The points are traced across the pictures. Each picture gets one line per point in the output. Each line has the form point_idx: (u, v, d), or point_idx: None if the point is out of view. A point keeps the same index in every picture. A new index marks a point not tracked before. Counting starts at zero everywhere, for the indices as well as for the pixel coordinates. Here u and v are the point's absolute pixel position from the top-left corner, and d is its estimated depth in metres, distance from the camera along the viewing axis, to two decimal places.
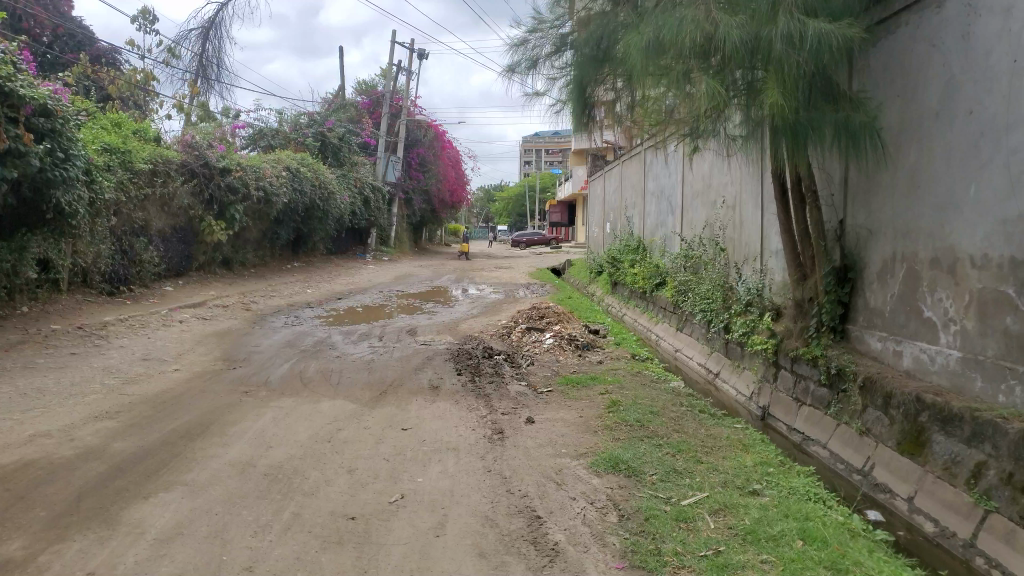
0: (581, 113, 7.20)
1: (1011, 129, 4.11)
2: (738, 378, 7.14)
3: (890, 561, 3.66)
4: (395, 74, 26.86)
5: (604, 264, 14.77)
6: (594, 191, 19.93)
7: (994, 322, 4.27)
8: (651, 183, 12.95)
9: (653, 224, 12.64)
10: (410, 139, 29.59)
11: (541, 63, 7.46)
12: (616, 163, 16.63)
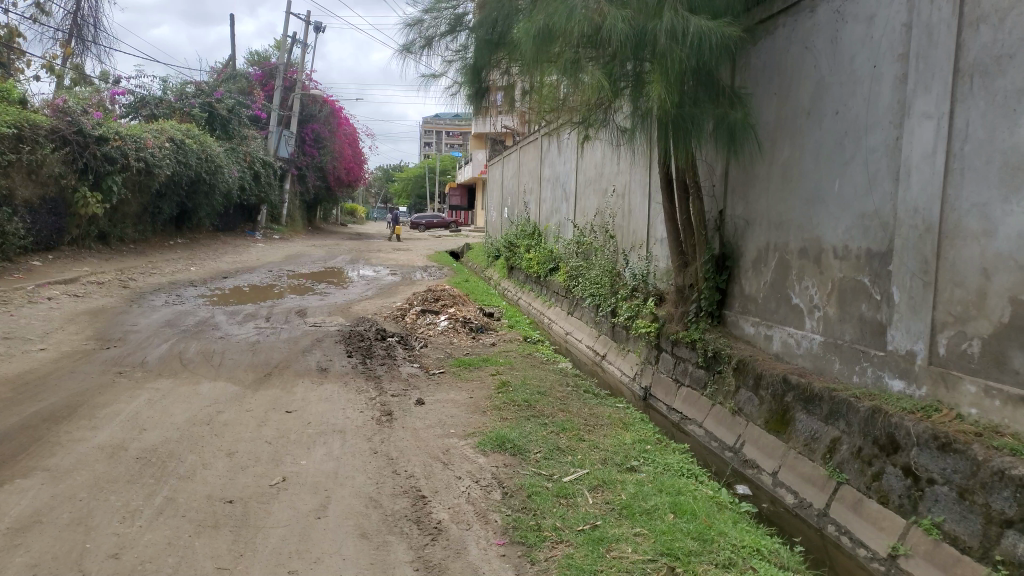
0: (474, 97, 7.39)
1: (870, 130, 4.59)
2: (623, 360, 7.42)
3: (752, 531, 3.91)
4: (291, 48, 25.99)
5: (501, 248, 14.92)
6: (492, 174, 19.99)
7: (851, 309, 4.77)
8: (547, 170, 13.17)
9: (548, 210, 12.84)
10: (304, 114, 28.75)
11: (435, 43, 7.39)
12: (514, 149, 16.81)
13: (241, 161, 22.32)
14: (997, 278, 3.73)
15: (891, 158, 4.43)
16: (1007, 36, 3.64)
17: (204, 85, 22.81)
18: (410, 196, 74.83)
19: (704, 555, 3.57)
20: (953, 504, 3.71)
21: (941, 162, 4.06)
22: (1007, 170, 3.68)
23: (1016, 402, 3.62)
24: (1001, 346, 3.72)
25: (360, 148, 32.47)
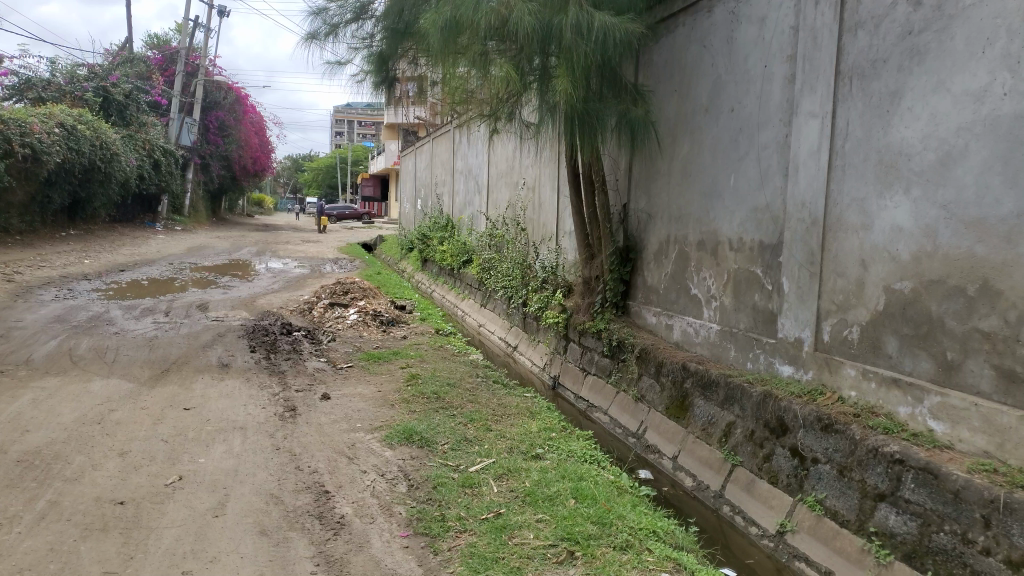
0: (382, 86, 7.39)
1: (762, 127, 4.95)
2: (533, 351, 7.56)
3: (650, 513, 4.07)
4: (192, 31, 24.94)
5: (414, 240, 14.84)
6: (405, 166, 19.82)
7: (745, 299, 5.10)
8: (459, 162, 13.19)
9: (461, 202, 12.85)
10: (208, 101, 27.59)
11: (341, 32, 7.26)
12: (426, 140, 16.70)
13: (140, 149, 21.33)
14: (874, 269, 4.17)
15: (780, 154, 4.80)
16: (881, 43, 4.08)
17: (96, 68, 21.58)
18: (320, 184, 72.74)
19: (603, 538, 3.70)
20: (833, 481, 4.09)
21: (825, 159, 4.45)
22: (881, 167, 4.12)
23: (889, 384, 4.05)
24: (877, 332, 4.16)
25: (266, 137, 31.62)
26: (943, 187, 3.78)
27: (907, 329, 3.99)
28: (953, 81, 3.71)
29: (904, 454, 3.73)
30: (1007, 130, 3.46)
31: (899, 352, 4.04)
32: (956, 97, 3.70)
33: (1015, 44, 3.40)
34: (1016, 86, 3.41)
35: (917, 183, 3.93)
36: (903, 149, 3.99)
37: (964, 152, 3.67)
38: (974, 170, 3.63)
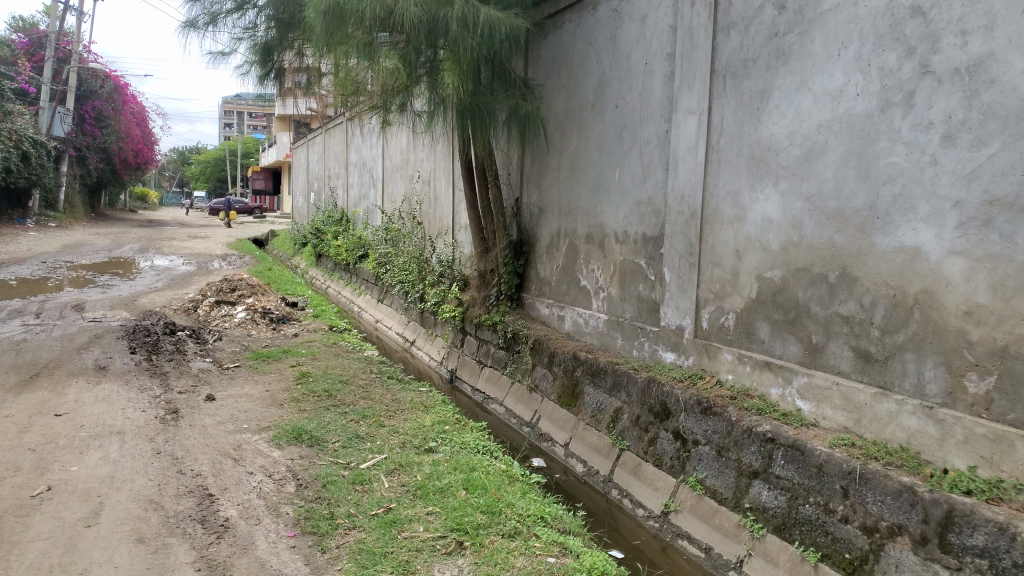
0: (269, 77, 7.41)
1: (645, 123, 5.17)
2: (430, 345, 7.64)
3: (540, 500, 4.18)
4: (65, 14, 23.28)
5: (308, 235, 14.55)
6: (299, 158, 19.36)
7: (631, 289, 5.37)
8: (354, 155, 13.02)
9: (356, 196, 12.71)
10: (85, 89, 25.89)
11: (221, 20, 7.06)
12: (320, 132, 16.36)
13: (5, 140, 19.77)
14: (748, 259, 4.50)
15: (662, 149, 5.03)
16: (751, 43, 4.40)
17: None
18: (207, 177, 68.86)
19: (492, 527, 3.78)
20: (712, 461, 4.38)
21: (702, 153, 4.72)
22: (753, 162, 4.44)
23: (762, 367, 4.41)
24: (751, 319, 4.51)
25: (150, 128, 30.16)
26: (807, 180, 4.15)
27: (777, 315, 4.35)
28: (815, 81, 4.08)
29: (774, 434, 4.07)
30: (861, 127, 3.87)
31: (770, 337, 4.40)
32: (817, 96, 4.08)
33: (865, 48, 3.82)
34: (866, 87, 3.84)
35: (785, 176, 4.27)
36: (771, 145, 4.33)
37: (824, 148, 4.06)
38: (832, 165, 4.02)
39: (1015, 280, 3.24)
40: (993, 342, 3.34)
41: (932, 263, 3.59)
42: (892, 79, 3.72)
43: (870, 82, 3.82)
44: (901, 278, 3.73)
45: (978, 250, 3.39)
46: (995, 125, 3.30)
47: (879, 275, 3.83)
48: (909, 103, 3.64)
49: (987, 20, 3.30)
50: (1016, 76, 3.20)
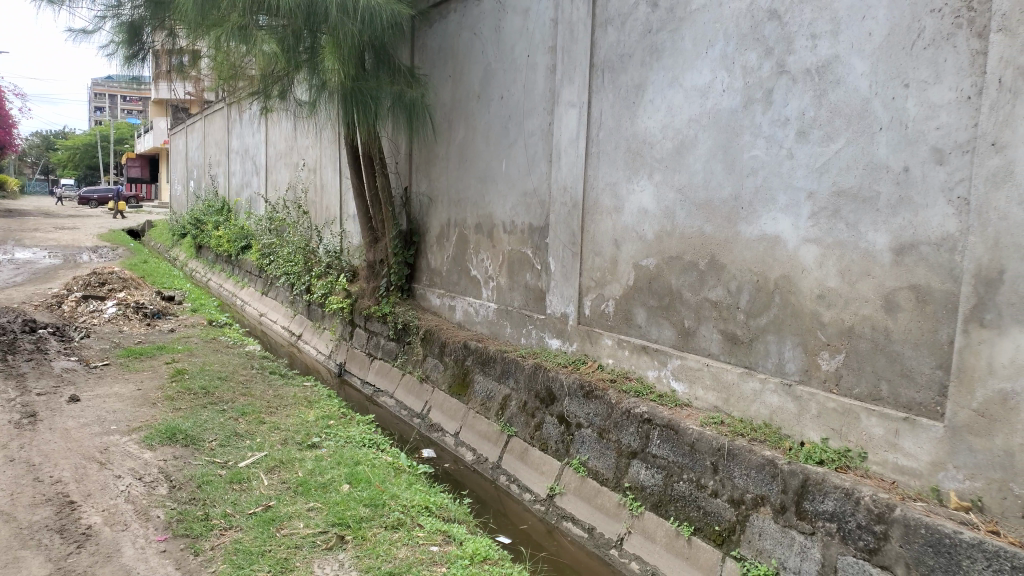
0: (136, 59, 7.04)
1: (529, 115, 5.35)
2: (318, 339, 7.64)
3: (425, 490, 4.22)
4: None
5: (187, 226, 13.94)
6: (176, 144, 18.49)
7: (519, 278, 5.53)
8: (235, 142, 12.58)
9: (238, 184, 12.32)
10: None
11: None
12: (198, 119, 15.67)
13: None
14: (625, 247, 4.73)
15: (545, 141, 5.20)
16: (626, 39, 4.64)
17: None
18: (78, 165, 64.09)
19: (374, 520, 3.75)
20: (594, 443, 4.55)
21: (583, 146, 4.92)
22: (629, 155, 4.69)
23: (639, 351, 4.65)
24: (628, 306, 4.74)
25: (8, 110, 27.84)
26: (678, 172, 4.42)
27: (653, 301, 4.60)
28: (685, 77, 4.36)
29: (651, 414, 4.28)
30: (726, 121, 4.19)
31: (646, 322, 4.65)
32: (687, 92, 4.36)
33: (730, 47, 4.16)
34: (731, 84, 4.17)
35: (658, 168, 4.52)
36: (646, 138, 4.58)
37: (694, 142, 4.34)
38: (701, 157, 4.32)
39: (859, 266, 3.71)
40: (842, 322, 3.79)
41: (790, 249, 3.98)
42: (753, 77, 4.08)
43: (734, 79, 4.15)
44: (763, 265, 4.09)
45: (828, 237, 3.82)
46: (841, 123, 3.75)
47: (744, 262, 4.16)
48: (768, 100, 4.02)
49: (833, 26, 3.75)
50: (858, 78, 3.68)
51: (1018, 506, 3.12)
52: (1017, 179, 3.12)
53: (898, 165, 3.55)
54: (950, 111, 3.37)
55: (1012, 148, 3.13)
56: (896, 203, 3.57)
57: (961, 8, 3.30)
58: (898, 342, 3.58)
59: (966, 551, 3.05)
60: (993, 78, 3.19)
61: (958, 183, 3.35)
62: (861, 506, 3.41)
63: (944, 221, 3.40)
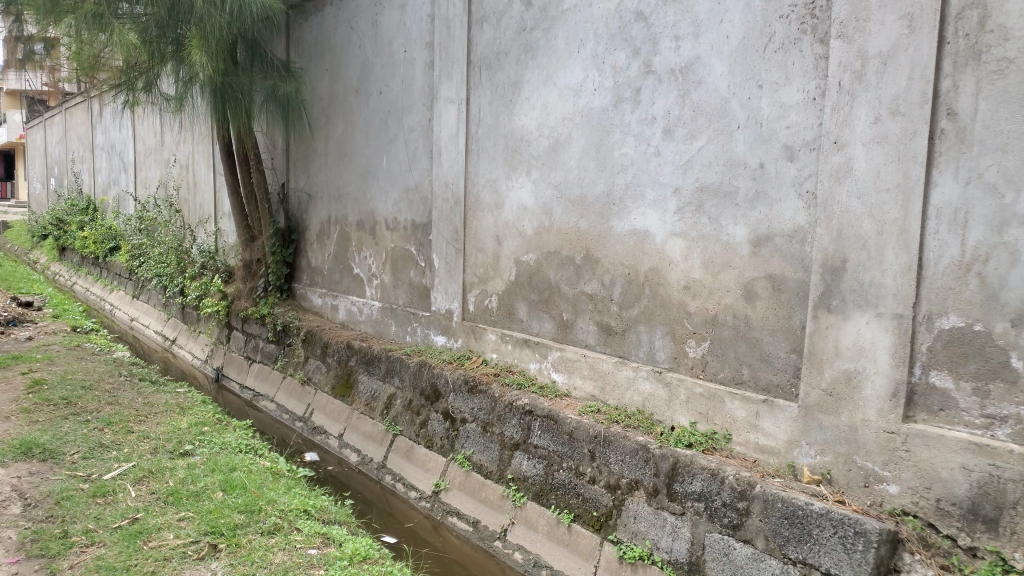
0: None
1: (408, 111, 5.50)
2: (194, 343, 7.54)
3: (304, 494, 4.15)
4: None
5: (47, 227, 13.07)
6: (34, 138, 17.25)
7: (403, 275, 5.67)
8: (99, 137, 11.90)
9: (104, 182, 11.64)
10: None
11: None
12: (57, 111, 14.69)
13: None
14: (506, 243, 4.88)
15: (426, 137, 5.34)
16: (501, 36, 4.78)
17: None
18: None
19: (250, 526, 3.65)
20: (478, 437, 4.63)
21: (463, 142, 5.04)
22: (507, 151, 4.81)
23: (522, 345, 4.79)
24: (511, 301, 4.89)
25: None
26: (554, 169, 4.58)
27: (533, 295, 4.77)
28: (559, 76, 4.50)
29: (532, 406, 4.38)
30: (598, 120, 4.36)
31: (528, 316, 4.81)
32: (560, 90, 4.51)
33: (600, 47, 4.31)
34: (601, 83, 4.32)
35: (535, 166, 4.67)
36: (522, 136, 4.72)
37: (568, 140, 4.49)
38: (575, 155, 4.47)
39: (721, 257, 3.94)
40: (707, 312, 4.01)
41: (658, 243, 4.17)
42: (622, 76, 4.24)
43: (604, 78, 4.30)
44: (634, 258, 4.27)
45: (693, 231, 4.03)
46: (703, 122, 3.96)
47: (616, 256, 4.34)
48: (636, 99, 4.19)
49: (694, 28, 3.96)
50: (717, 79, 3.90)
51: (860, 477, 3.50)
52: (855, 175, 3.49)
53: (755, 161, 3.81)
54: (799, 111, 3.67)
55: (850, 146, 3.50)
56: (753, 198, 3.82)
57: (806, 15, 3.61)
58: (757, 329, 3.84)
59: (817, 521, 3.31)
60: (834, 82, 3.53)
61: (806, 178, 3.66)
62: (726, 486, 3.61)
63: (795, 214, 3.70)
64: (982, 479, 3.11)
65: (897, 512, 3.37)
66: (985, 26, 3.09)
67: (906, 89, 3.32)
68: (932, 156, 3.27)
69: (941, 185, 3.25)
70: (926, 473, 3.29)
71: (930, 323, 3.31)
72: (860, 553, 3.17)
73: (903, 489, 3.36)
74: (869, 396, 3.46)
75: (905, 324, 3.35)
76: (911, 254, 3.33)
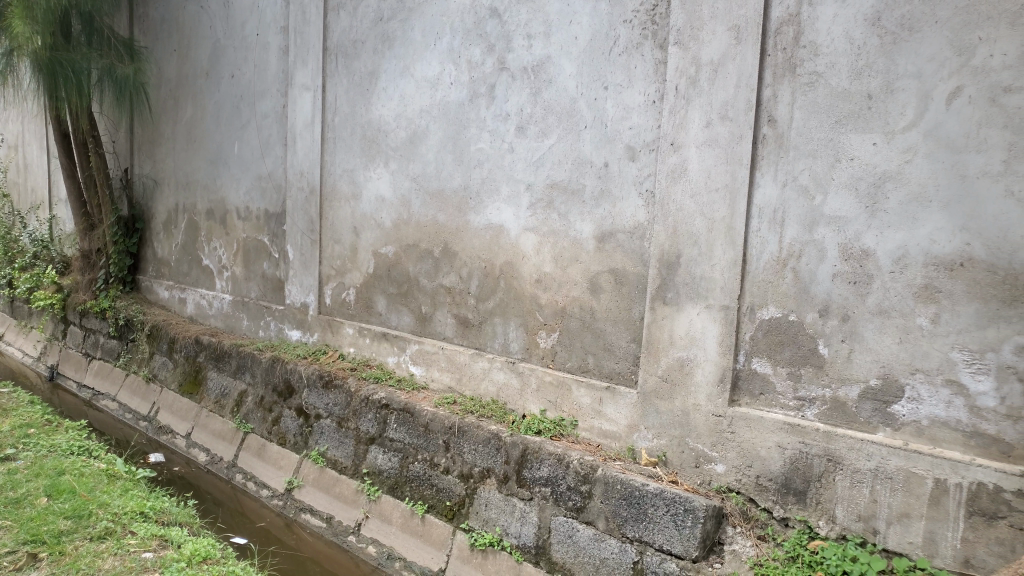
0: None
1: (261, 96, 5.50)
2: (25, 341, 7.23)
3: (142, 495, 3.96)
4: None
5: None
6: None
7: (255, 267, 5.63)
8: None
9: None
10: None
11: None
12: None
13: None
14: (364, 235, 4.90)
15: (280, 123, 5.34)
16: (359, 25, 4.80)
17: None
18: None
19: (77, 532, 3.43)
20: (333, 433, 4.61)
21: (318, 131, 5.07)
22: (365, 142, 4.85)
23: (380, 338, 4.79)
24: (369, 294, 4.92)
25: None
26: (412, 162, 4.62)
27: (391, 289, 4.80)
28: (415, 68, 4.56)
29: (388, 400, 4.38)
30: (454, 113, 4.42)
31: (386, 310, 4.84)
32: (418, 82, 4.57)
33: (456, 42, 4.38)
34: (457, 77, 4.39)
35: (393, 157, 4.71)
36: (380, 126, 4.76)
37: (425, 132, 4.55)
38: (432, 148, 4.52)
39: (569, 252, 4.08)
40: (556, 304, 4.15)
41: (512, 238, 4.27)
42: (477, 72, 4.31)
43: (460, 73, 4.37)
44: (490, 252, 4.35)
45: (544, 226, 4.15)
46: (554, 120, 4.08)
47: (473, 250, 4.41)
48: (491, 95, 4.27)
49: (545, 27, 4.07)
50: (566, 79, 4.03)
51: (691, 458, 3.72)
52: (689, 176, 3.72)
53: (600, 160, 3.97)
54: (640, 113, 3.85)
55: (685, 148, 3.72)
56: (598, 195, 3.98)
57: (647, 21, 3.80)
58: (601, 320, 4.02)
59: (652, 500, 3.52)
60: (671, 87, 3.74)
61: (646, 178, 3.85)
62: (570, 470, 3.76)
63: (636, 212, 3.89)
64: (794, 455, 3.44)
65: (723, 489, 3.63)
66: (799, 42, 3.44)
67: (734, 96, 3.58)
68: (756, 159, 3.58)
69: (763, 186, 3.57)
70: (748, 452, 3.57)
71: (752, 314, 3.61)
72: (689, 529, 3.40)
73: (729, 468, 3.61)
74: (700, 382, 3.70)
75: (731, 315, 3.62)
76: (736, 250, 3.60)
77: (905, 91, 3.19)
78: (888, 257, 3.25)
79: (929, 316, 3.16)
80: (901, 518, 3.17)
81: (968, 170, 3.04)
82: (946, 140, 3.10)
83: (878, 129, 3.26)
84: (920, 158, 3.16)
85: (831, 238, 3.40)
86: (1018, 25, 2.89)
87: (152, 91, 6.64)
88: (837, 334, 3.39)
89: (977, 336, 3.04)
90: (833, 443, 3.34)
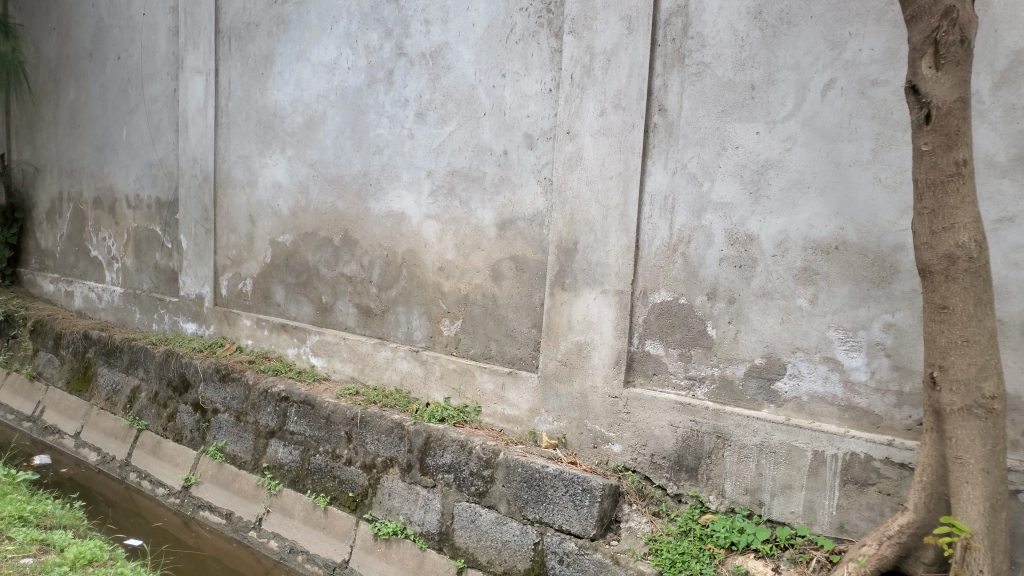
0: None
1: (150, 80, 5.34)
2: None
3: (22, 499, 3.76)
4: None
5: None
6: None
7: (148, 258, 5.48)
8: None
9: None
10: None
11: None
12: None
13: None
14: (260, 223, 4.80)
15: (171, 108, 5.20)
16: (253, 8, 4.70)
17: None
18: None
19: None
20: (231, 427, 4.51)
21: (211, 116, 4.94)
22: (261, 127, 4.74)
23: (279, 330, 4.69)
24: (267, 284, 4.81)
25: None
26: (310, 148, 4.54)
27: (290, 279, 4.71)
28: (311, 52, 4.49)
29: (288, 392, 4.30)
30: (352, 99, 4.37)
31: (285, 300, 4.75)
32: (314, 66, 4.50)
33: (352, 26, 4.33)
34: (355, 62, 4.34)
35: (290, 143, 4.62)
36: (276, 111, 4.67)
37: (324, 118, 4.49)
38: (331, 134, 4.46)
39: (471, 239, 4.08)
40: (459, 291, 4.15)
41: (413, 226, 4.24)
42: (375, 57, 4.27)
43: (358, 57, 4.33)
44: (391, 240, 4.31)
45: (445, 214, 4.14)
46: (453, 107, 4.07)
47: (374, 238, 4.37)
48: (389, 81, 4.23)
49: (442, 14, 4.05)
50: (464, 66, 4.02)
51: (589, 439, 3.79)
52: (585, 164, 3.76)
53: (499, 148, 3.97)
54: (537, 101, 3.87)
55: (581, 136, 3.76)
56: (498, 182, 3.99)
57: (543, 10, 3.82)
58: (503, 307, 4.04)
59: (551, 481, 3.59)
60: (567, 75, 3.77)
61: (544, 166, 3.88)
62: (473, 456, 3.78)
63: (535, 199, 3.91)
64: (686, 433, 3.55)
65: (619, 468, 3.72)
66: (687, 33, 3.53)
67: (626, 85, 3.65)
68: (648, 148, 3.66)
69: (654, 174, 3.65)
70: (643, 432, 3.66)
71: (645, 297, 3.71)
72: (587, 508, 3.49)
73: (625, 448, 3.70)
74: (597, 364, 3.77)
75: (625, 299, 3.70)
76: (630, 236, 3.69)
77: (785, 83, 3.33)
78: (770, 241, 3.40)
79: (808, 297, 3.32)
80: (784, 489, 3.34)
81: (841, 158, 3.22)
82: (821, 130, 3.26)
83: (760, 119, 3.40)
84: (798, 146, 3.31)
85: (718, 223, 3.52)
86: (884, 22, 3.06)
87: (31, 72, 6.42)
88: (724, 316, 3.52)
89: (849, 316, 3.23)
90: (722, 420, 3.47)
